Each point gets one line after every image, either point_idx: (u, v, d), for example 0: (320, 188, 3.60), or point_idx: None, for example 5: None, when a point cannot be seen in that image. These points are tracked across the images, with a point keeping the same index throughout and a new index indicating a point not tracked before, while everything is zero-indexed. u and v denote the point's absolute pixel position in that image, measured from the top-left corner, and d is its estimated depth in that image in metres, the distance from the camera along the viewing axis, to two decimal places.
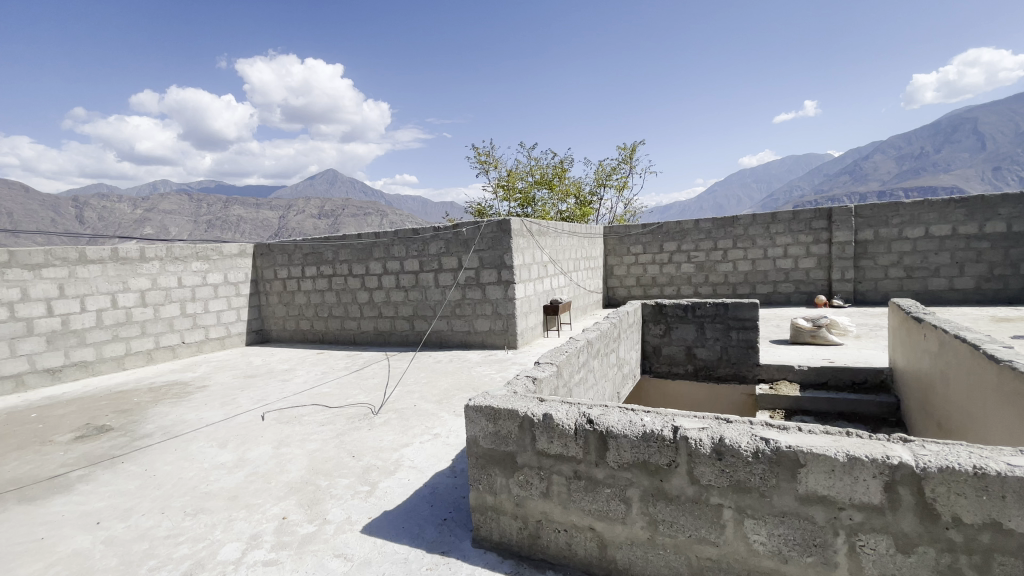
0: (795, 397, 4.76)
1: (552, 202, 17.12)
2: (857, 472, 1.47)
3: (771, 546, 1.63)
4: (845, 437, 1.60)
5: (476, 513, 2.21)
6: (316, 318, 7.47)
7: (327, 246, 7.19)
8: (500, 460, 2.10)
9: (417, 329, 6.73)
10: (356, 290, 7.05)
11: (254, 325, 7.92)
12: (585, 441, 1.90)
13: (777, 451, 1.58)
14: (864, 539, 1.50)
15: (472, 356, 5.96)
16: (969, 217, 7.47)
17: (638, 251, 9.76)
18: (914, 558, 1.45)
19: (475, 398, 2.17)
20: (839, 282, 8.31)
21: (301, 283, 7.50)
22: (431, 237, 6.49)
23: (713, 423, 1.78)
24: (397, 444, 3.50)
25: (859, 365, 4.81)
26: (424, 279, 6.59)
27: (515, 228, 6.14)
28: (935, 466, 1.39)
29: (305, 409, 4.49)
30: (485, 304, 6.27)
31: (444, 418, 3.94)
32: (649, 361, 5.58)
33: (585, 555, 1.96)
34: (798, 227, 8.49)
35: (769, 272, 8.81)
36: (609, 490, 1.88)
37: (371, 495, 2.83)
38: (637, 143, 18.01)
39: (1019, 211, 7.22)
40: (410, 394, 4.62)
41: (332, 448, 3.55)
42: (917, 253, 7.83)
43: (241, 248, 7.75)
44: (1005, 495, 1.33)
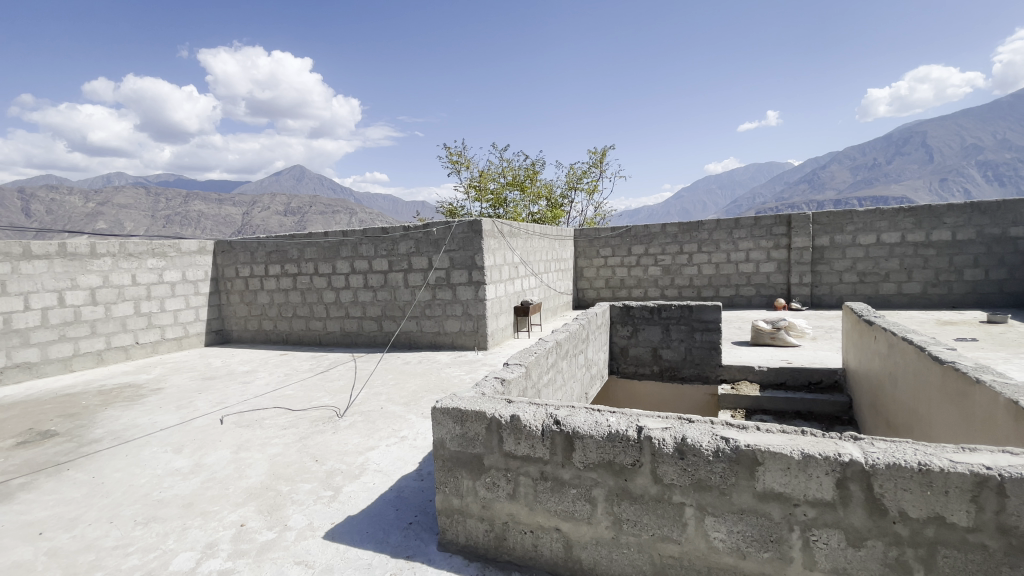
0: (755, 396, 4.91)
1: (523, 204, 17.16)
2: (812, 469, 1.53)
3: (730, 543, 1.67)
4: (800, 435, 1.66)
5: (442, 516, 2.18)
6: (280, 318, 7.25)
7: (292, 244, 7.00)
8: (467, 462, 2.08)
9: (386, 329, 6.62)
10: (322, 289, 6.88)
11: (214, 325, 7.63)
12: (552, 441, 1.91)
13: (736, 450, 1.63)
14: (817, 534, 1.55)
15: (441, 357, 5.91)
16: (917, 225, 7.86)
17: (607, 253, 9.91)
18: (863, 551, 1.51)
19: (443, 400, 2.15)
20: (798, 286, 8.64)
21: (265, 282, 7.28)
22: (401, 236, 6.41)
23: (676, 422, 1.82)
24: (362, 447, 3.44)
25: (815, 366, 5.01)
26: (393, 279, 6.50)
27: (486, 229, 6.13)
28: (883, 463, 1.46)
29: (267, 411, 4.35)
30: (455, 304, 6.23)
31: (411, 420, 3.88)
32: (617, 362, 5.66)
33: (551, 555, 1.96)
34: (759, 233, 8.79)
35: (732, 276, 9.09)
36: (576, 490, 1.89)
37: (334, 500, 2.76)
38: (607, 147, 18.26)
39: (964, 220, 7.62)
40: (377, 396, 4.54)
41: (294, 452, 3.45)
42: (869, 259, 8.22)
43: (200, 245, 7.46)
44: (947, 490, 1.40)
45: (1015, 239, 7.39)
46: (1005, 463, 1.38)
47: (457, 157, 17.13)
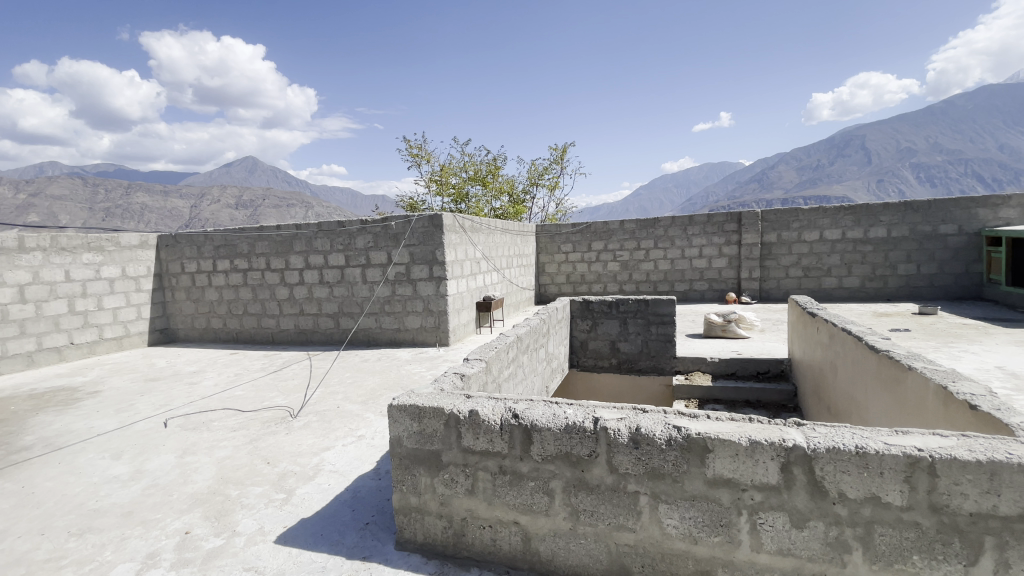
0: (707, 387, 5.09)
1: (486, 199, 17.09)
2: (758, 455, 1.59)
3: (682, 529, 1.71)
4: (747, 422, 1.72)
5: (399, 515, 2.14)
6: (230, 315, 6.93)
7: (242, 238, 6.70)
8: (424, 459, 2.05)
9: (343, 326, 6.44)
10: (275, 285, 6.63)
11: (158, 324, 7.21)
12: (510, 436, 1.90)
13: (687, 438, 1.67)
14: (764, 517, 1.61)
15: (401, 353, 5.80)
16: (856, 223, 8.34)
17: (568, 249, 10.02)
18: (806, 532, 1.58)
19: (399, 397, 2.11)
20: (748, 280, 9.01)
21: (213, 278, 6.94)
22: (358, 230, 6.25)
23: (631, 413, 1.85)
24: (316, 447, 3.33)
25: (763, 357, 5.24)
26: (350, 275, 6.33)
27: (447, 223, 6.05)
28: (824, 447, 1.53)
29: (215, 413, 4.15)
30: (416, 300, 6.13)
31: (369, 418, 3.80)
32: (577, 356, 5.72)
33: (510, 549, 1.96)
34: (712, 230, 9.10)
35: (686, 271, 9.38)
36: (534, 482, 1.89)
37: (287, 503, 2.66)
38: (569, 144, 18.38)
39: (898, 219, 8.13)
40: (334, 395, 4.41)
41: (245, 455, 3.31)
42: (813, 255, 8.66)
43: (142, 239, 7.02)
44: (882, 472, 1.48)
45: (943, 237, 7.94)
46: (934, 445, 1.48)
47: (417, 149, 16.82)
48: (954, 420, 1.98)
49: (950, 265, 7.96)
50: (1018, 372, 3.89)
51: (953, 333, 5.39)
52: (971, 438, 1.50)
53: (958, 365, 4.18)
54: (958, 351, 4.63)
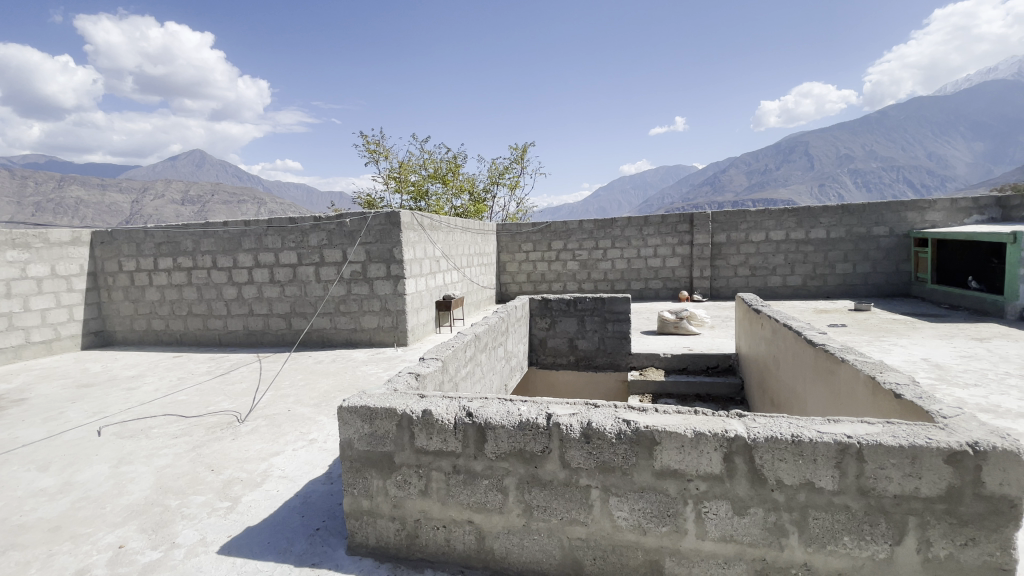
0: (660, 382, 5.24)
1: (446, 197, 16.96)
2: (702, 445, 1.64)
3: (631, 520, 1.75)
4: (693, 415, 1.78)
5: (350, 520, 2.08)
6: (174, 316, 6.57)
7: (186, 234, 6.37)
8: (376, 461, 2.00)
9: (295, 327, 6.23)
10: (222, 285, 6.33)
11: (93, 326, 6.74)
12: (464, 434, 1.89)
13: (636, 432, 1.71)
14: (708, 506, 1.67)
15: (357, 354, 5.66)
16: (799, 224, 8.78)
17: (529, 248, 10.07)
18: (747, 519, 1.65)
19: (350, 398, 2.05)
20: (700, 279, 9.34)
21: (155, 277, 6.55)
22: (311, 227, 6.05)
23: (583, 408, 1.88)
24: (265, 453, 3.20)
25: (712, 353, 5.44)
26: (303, 273, 6.12)
27: (405, 221, 5.95)
28: (762, 436, 1.60)
29: (155, 420, 3.92)
30: (373, 299, 6.00)
31: (321, 421, 3.69)
32: (536, 354, 5.77)
33: (464, 548, 1.95)
34: (666, 230, 9.38)
35: (642, 270, 9.63)
36: (488, 481, 1.88)
37: (232, 512, 2.54)
38: (529, 144, 18.43)
39: (837, 221, 8.60)
40: (284, 398, 4.25)
41: (187, 462, 3.14)
42: (760, 254, 9.07)
43: (73, 235, 6.54)
44: (816, 458, 1.56)
45: (876, 238, 8.48)
46: (862, 432, 1.57)
47: (375, 145, 16.43)
48: (880, 407, 2.12)
49: (882, 264, 8.50)
50: (940, 363, 4.20)
51: (884, 329, 5.77)
52: (895, 425, 1.61)
53: (888, 357, 4.48)
54: (888, 345, 4.96)
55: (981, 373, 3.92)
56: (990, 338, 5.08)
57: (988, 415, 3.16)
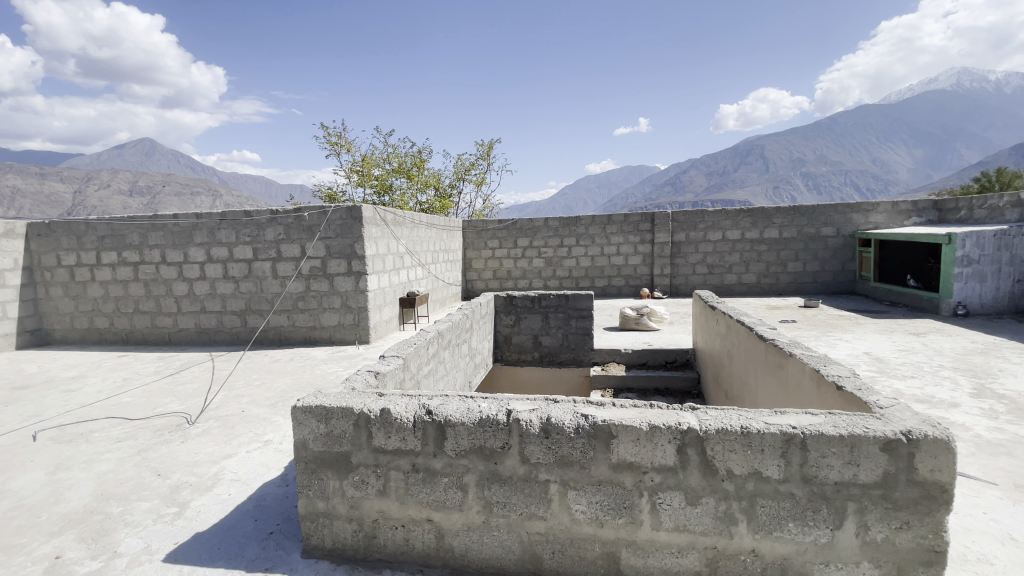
0: (621, 376, 5.35)
1: (410, 192, 16.74)
2: (657, 438, 1.68)
3: (590, 513, 1.78)
4: (649, 408, 1.82)
5: (305, 522, 2.02)
6: (119, 314, 6.22)
7: (132, 228, 6.04)
8: (333, 461, 1.96)
9: (251, 325, 6.00)
10: (172, 281, 6.03)
11: (28, 324, 6.30)
12: (423, 433, 1.87)
13: (594, 426, 1.74)
14: (663, 497, 1.71)
15: (317, 353, 5.52)
16: (755, 224, 9.12)
17: (494, 245, 10.06)
18: (700, 508, 1.70)
19: (305, 398, 1.99)
20: (660, 277, 9.58)
21: (98, 272, 6.18)
22: (267, 221, 5.83)
23: (543, 404, 1.89)
24: (216, 455, 3.07)
25: (671, 348, 5.59)
26: (259, 269, 5.91)
27: (367, 216, 5.83)
28: (714, 429, 1.65)
29: (97, 423, 3.70)
30: (333, 296, 5.86)
31: (278, 422, 3.57)
32: (500, 350, 5.77)
33: (423, 547, 1.93)
34: (629, 228, 9.55)
35: (606, 268, 9.78)
36: (447, 479, 1.87)
37: (179, 517, 2.43)
38: (495, 140, 18.38)
39: (790, 221, 8.98)
40: (238, 399, 4.09)
41: (131, 467, 2.98)
42: (718, 253, 9.38)
43: (5, 227, 6.08)
44: (763, 449, 1.63)
45: (825, 238, 8.89)
46: (806, 423, 1.65)
47: (337, 137, 16.01)
48: (824, 399, 2.23)
49: (830, 263, 8.94)
50: (881, 357, 4.45)
51: (831, 324, 6.06)
52: (836, 415, 1.69)
53: (834, 351, 4.71)
54: (835, 340, 5.22)
55: (917, 365, 4.18)
56: (926, 333, 5.42)
57: (922, 405, 3.37)
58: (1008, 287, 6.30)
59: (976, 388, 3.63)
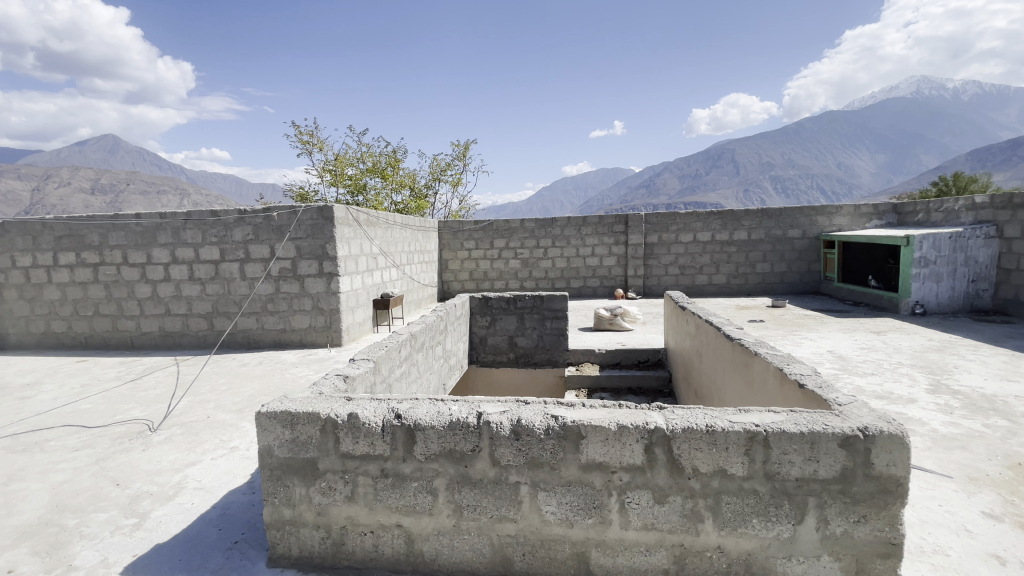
0: (595, 376, 5.40)
1: (385, 192, 16.57)
2: (625, 438, 1.70)
3: (559, 514, 1.78)
4: (618, 408, 1.83)
5: (271, 531, 1.97)
6: (77, 317, 5.96)
7: (92, 227, 5.80)
8: (299, 468, 1.91)
9: (218, 328, 5.84)
10: (135, 282, 5.82)
11: None
12: (392, 437, 1.84)
13: (563, 427, 1.74)
14: (631, 496, 1.73)
15: (287, 356, 5.40)
16: (725, 226, 9.33)
17: (470, 246, 10.03)
18: (667, 506, 1.72)
19: (270, 404, 1.94)
20: (634, 278, 9.71)
21: (55, 274, 5.91)
22: (235, 221, 5.68)
23: (513, 406, 1.89)
24: (180, 463, 2.97)
25: (644, 348, 5.67)
26: (227, 270, 5.75)
27: (339, 216, 5.74)
28: (680, 428, 1.68)
29: (52, 431, 3.53)
30: (304, 298, 5.74)
31: (245, 427, 3.48)
32: (476, 352, 5.75)
33: (393, 553, 1.90)
34: (603, 230, 9.65)
35: (581, 269, 9.86)
36: (417, 483, 1.85)
37: (139, 529, 2.34)
38: (471, 141, 18.35)
39: (758, 223, 9.22)
40: (203, 404, 3.97)
41: (89, 477, 2.86)
42: (690, 254, 9.56)
43: None
44: (728, 447, 1.66)
45: (792, 240, 9.16)
46: (768, 420, 1.69)
47: (309, 136, 15.72)
48: (787, 397, 2.29)
49: (797, 264, 9.21)
50: (843, 355, 4.61)
51: (797, 324, 6.24)
52: (798, 413, 1.74)
53: (800, 350, 4.85)
54: (800, 339, 5.37)
55: (877, 363, 4.33)
56: (886, 331, 5.63)
57: (882, 401, 3.50)
58: (963, 287, 6.58)
59: (932, 384, 3.79)
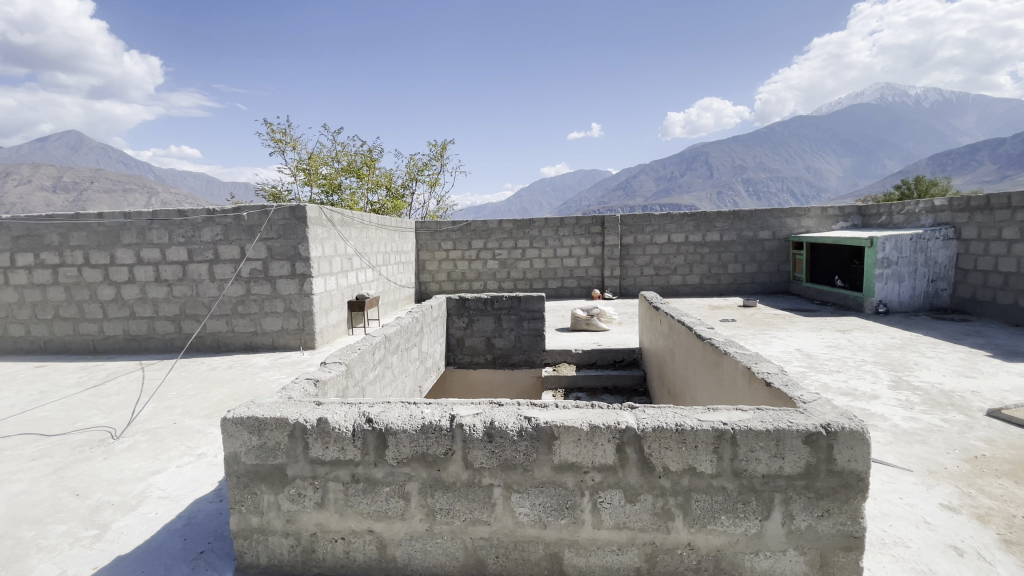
0: (572, 376, 5.43)
1: (361, 191, 16.36)
2: (597, 438, 1.72)
3: (533, 515, 1.79)
4: (590, 409, 1.85)
5: (238, 540, 1.92)
6: (36, 321, 5.71)
7: (51, 227, 5.57)
8: (267, 475, 1.87)
9: (185, 331, 5.67)
10: (97, 284, 5.60)
11: None
12: (363, 441, 1.81)
13: (536, 428, 1.75)
14: (603, 495, 1.75)
15: (258, 359, 5.28)
16: (699, 228, 9.51)
17: (448, 246, 9.98)
18: (638, 505, 1.74)
19: (236, 410, 1.89)
20: (611, 278, 9.81)
21: (10, 275, 5.64)
22: (203, 221, 5.53)
23: (487, 408, 1.88)
24: (143, 472, 2.87)
25: (620, 348, 5.73)
26: (195, 271, 5.60)
27: (312, 216, 5.64)
28: (651, 427, 1.70)
29: (7, 440, 3.38)
30: (275, 299, 5.62)
31: (213, 433, 3.38)
32: (453, 353, 5.72)
33: (364, 559, 1.87)
34: (580, 230, 9.73)
35: (559, 269, 9.92)
36: (389, 488, 1.83)
37: (99, 541, 2.25)
38: (449, 141, 18.24)
39: (731, 225, 9.42)
40: (169, 410, 3.84)
41: (46, 487, 2.74)
42: (665, 255, 9.71)
43: None
44: (696, 445, 1.69)
45: (763, 241, 9.39)
46: (736, 419, 1.72)
47: (282, 134, 15.41)
48: (755, 395, 2.35)
49: (767, 265, 9.44)
50: (811, 353, 4.74)
51: (767, 323, 6.40)
52: (764, 411, 1.78)
53: (769, 349, 4.98)
54: (770, 337, 5.51)
55: (843, 361, 4.47)
56: (851, 330, 5.81)
57: (846, 397, 3.61)
58: (923, 287, 6.85)
59: (893, 380, 3.93)
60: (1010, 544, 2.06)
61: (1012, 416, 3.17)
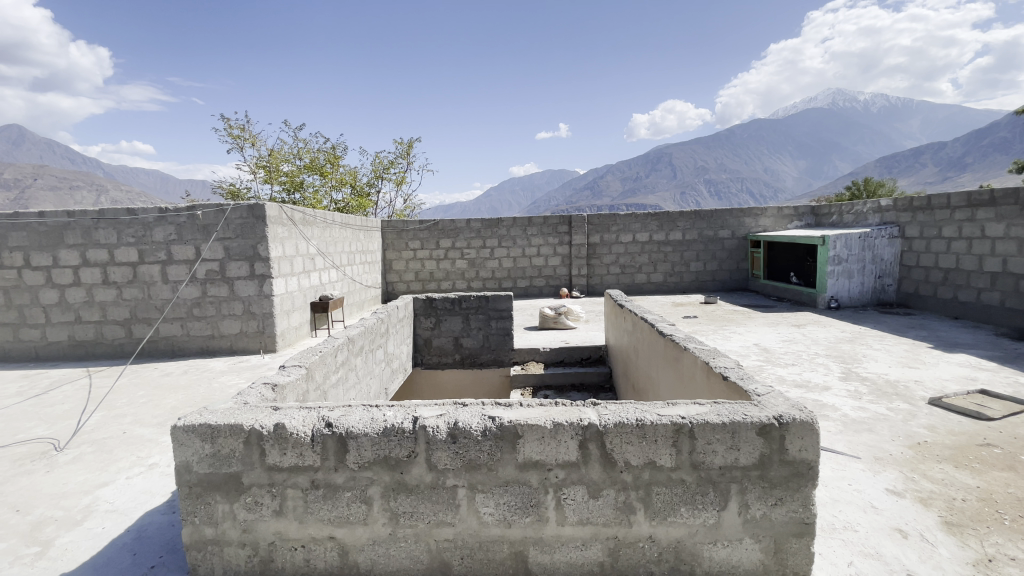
0: (540, 375, 5.46)
1: (324, 190, 15.97)
2: (560, 435, 1.73)
3: (497, 515, 1.79)
4: (554, 406, 1.86)
5: (191, 552, 1.85)
6: None
7: None
8: (221, 484, 1.80)
9: (136, 335, 5.41)
10: (38, 287, 5.27)
11: None
12: (323, 446, 1.77)
13: (500, 427, 1.75)
14: (567, 492, 1.76)
15: (216, 363, 5.09)
16: (663, 227, 9.72)
17: (415, 246, 9.87)
18: (601, 500, 1.77)
19: (188, 417, 1.82)
20: (578, 277, 9.91)
21: None
22: (155, 220, 5.29)
23: (450, 409, 1.87)
24: (89, 485, 2.72)
25: (586, 346, 5.80)
26: (146, 273, 5.34)
27: (272, 215, 5.48)
28: (612, 423, 1.73)
29: None
30: (233, 301, 5.43)
31: (166, 442, 3.24)
32: (420, 354, 5.66)
33: (325, 567, 1.83)
34: (548, 229, 9.79)
35: (527, 268, 9.96)
36: (350, 492, 1.79)
37: (41, 558, 2.12)
38: (415, 139, 18.01)
39: (693, 224, 9.67)
40: (119, 419, 3.66)
41: None
42: (631, 254, 9.88)
43: None
44: (656, 439, 1.72)
45: (723, 240, 9.68)
46: (693, 412, 1.77)
47: (240, 130, 14.87)
48: (712, 389, 2.42)
49: (727, 263, 9.74)
50: (768, 348, 4.92)
51: (727, 319, 6.61)
52: (720, 404, 1.83)
53: (729, 344, 5.14)
54: (730, 333, 5.69)
55: (797, 354, 4.66)
56: (805, 324, 6.07)
57: (800, 389, 3.77)
58: (871, 283, 7.21)
59: (844, 372, 4.13)
60: (950, 526, 2.19)
61: (951, 404, 3.37)
